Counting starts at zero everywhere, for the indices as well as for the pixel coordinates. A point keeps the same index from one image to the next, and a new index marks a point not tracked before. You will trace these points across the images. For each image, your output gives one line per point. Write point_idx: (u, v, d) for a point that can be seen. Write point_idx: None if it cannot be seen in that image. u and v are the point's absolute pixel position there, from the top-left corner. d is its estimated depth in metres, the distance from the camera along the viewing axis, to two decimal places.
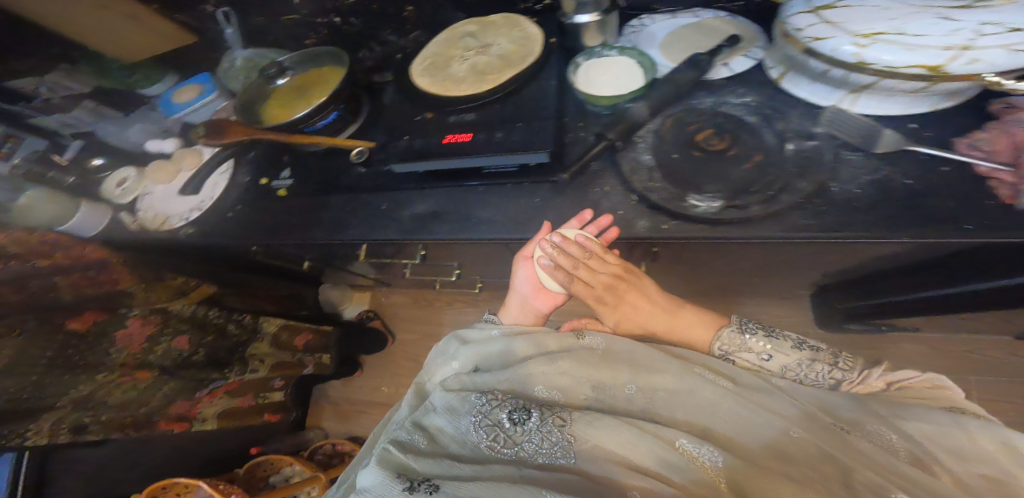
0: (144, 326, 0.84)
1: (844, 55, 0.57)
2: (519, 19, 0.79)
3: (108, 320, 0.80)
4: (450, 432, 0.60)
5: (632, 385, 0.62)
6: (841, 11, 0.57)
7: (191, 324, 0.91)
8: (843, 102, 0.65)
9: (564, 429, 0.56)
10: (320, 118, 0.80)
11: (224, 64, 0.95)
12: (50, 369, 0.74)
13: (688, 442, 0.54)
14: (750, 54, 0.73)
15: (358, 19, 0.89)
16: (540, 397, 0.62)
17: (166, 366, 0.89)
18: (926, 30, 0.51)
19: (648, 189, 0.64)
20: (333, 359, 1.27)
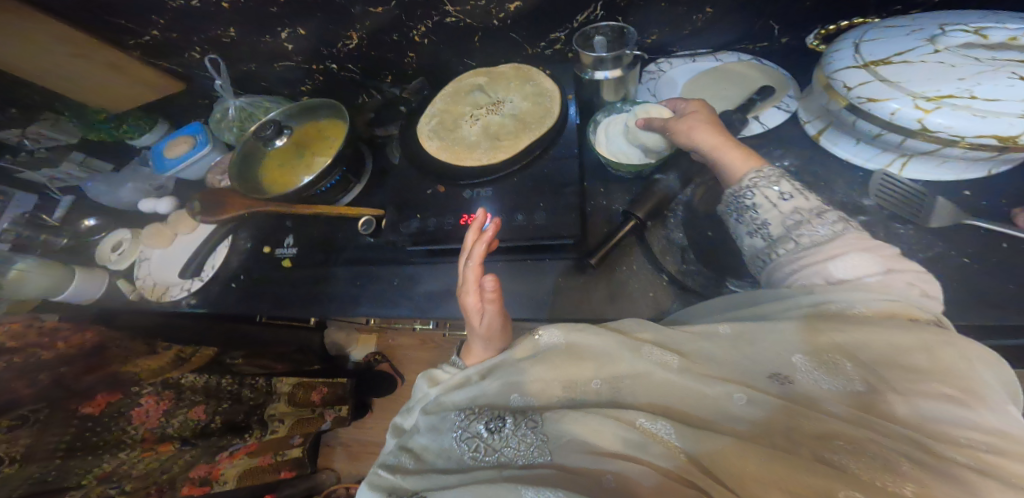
0: (160, 401, 0.77)
1: (903, 120, 0.51)
2: (534, 72, 0.74)
3: (125, 400, 0.72)
4: (434, 448, 0.49)
5: (597, 377, 0.48)
6: (900, 68, 0.51)
7: (207, 393, 0.86)
8: (891, 165, 0.60)
9: (540, 430, 0.45)
10: (324, 184, 0.74)
11: (216, 114, 0.90)
12: (73, 454, 0.65)
13: (650, 420, 0.42)
14: (780, 106, 0.68)
15: (356, 66, 0.83)
16: (515, 407, 0.48)
17: (187, 437, 0.83)
18: (1003, 93, 0.46)
19: (680, 273, 0.61)
20: (350, 411, 1.27)
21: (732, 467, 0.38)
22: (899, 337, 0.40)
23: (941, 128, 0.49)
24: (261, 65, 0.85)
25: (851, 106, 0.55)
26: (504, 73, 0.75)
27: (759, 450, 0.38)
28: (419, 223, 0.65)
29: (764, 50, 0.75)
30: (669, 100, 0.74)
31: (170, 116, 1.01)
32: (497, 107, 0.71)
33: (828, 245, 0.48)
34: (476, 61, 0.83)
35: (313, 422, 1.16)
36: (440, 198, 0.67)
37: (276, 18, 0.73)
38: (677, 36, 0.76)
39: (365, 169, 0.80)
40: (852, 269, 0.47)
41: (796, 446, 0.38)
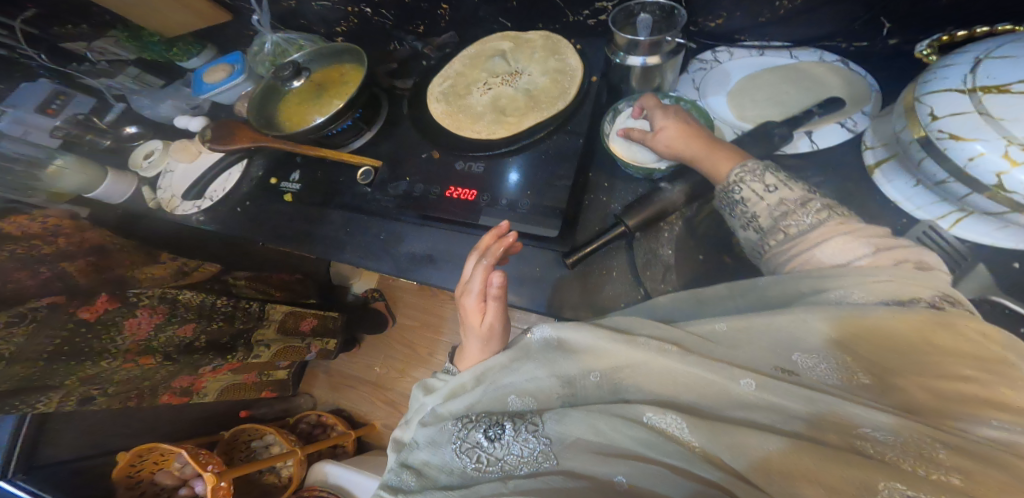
0: (153, 317, 0.80)
1: (980, 169, 0.42)
2: (562, 44, 0.71)
3: (118, 310, 0.75)
4: (437, 465, 0.45)
5: (595, 371, 0.46)
6: (1013, 102, 0.40)
7: (199, 312, 0.87)
8: (942, 219, 0.51)
9: (541, 432, 0.42)
10: (334, 128, 0.73)
11: (256, 46, 0.91)
12: (58, 356, 0.70)
13: (657, 414, 0.40)
14: (844, 123, 0.58)
15: (389, 12, 0.80)
16: (514, 410, 0.46)
17: (170, 353, 0.86)
18: None
19: (656, 287, 0.59)
20: (338, 346, 1.31)
21: (777, 474, 0.35)
22: (885, 321, 0.39)
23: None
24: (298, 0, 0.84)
25: (927, 140, 0.46)
26: (532, 42, 0.74)
27: (782, 446, 0.35)
28: (407, 187, 0.70)
29: (858, 50, 0.64)
30: (712, 98, 0.65)
31: (217, 39, 1.04)
32: (514, 78, 0.71)
33: (814, 233, 0.47)
34: (513, 23, 0.77)
35: (299, 351, 1.19)
36: (433, 162, 0.71)
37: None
38: (748, 22, 0.65)
39: (377, 119, 0.77)
40: (841, 253, 0.45)
41: (823, 434, 0.36)
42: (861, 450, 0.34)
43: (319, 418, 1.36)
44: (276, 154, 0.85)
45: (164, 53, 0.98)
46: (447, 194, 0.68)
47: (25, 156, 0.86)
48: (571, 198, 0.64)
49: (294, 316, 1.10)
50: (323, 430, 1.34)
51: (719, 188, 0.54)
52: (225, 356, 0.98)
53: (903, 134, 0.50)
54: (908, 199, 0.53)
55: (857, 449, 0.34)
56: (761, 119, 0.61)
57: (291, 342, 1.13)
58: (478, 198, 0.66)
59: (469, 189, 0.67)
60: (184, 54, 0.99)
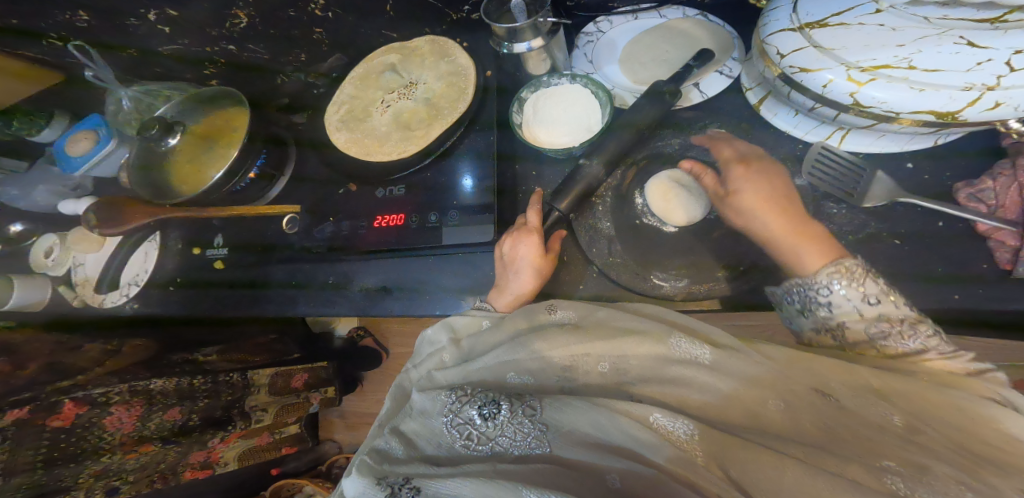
0: (131, 409, 0.81)
1: (836, 92, 0.46)
2: (448, 45, 0.70)
3: (91, 412, 0.76)
4: (426, 430, 0.44)
5: (604, 361, 0.46)
6: (835, 33, 0.45)
7: (180, 396, 0.88)
8: (830, 138, 0.56)
9: (539, 418, 0.41)
10: (242, 182, 0.69)
11: (112, 105, 0.83)
12: (49, 462, 0.73)
13: (664, 416, 0.39)
14: (722, 71, 0.62)
15: (260, 45, 0.74)
16: (512, 387, 0.46)
17: (169, 436, 0.90)
18: (945, 61, 0.40)
19: (607, 266, 0.61)
20: (336, 391, 1.31)
21: (741, 462, 0.36)
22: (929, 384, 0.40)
23: (876, 102, 0.44)
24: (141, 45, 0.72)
25: (785, 76, 0.50)
26: (417, 50, 0.72)
27: (755, 447, 0.36)
28: (332, 227, 0.67)
29: None
30: (607, 68, 0.66)
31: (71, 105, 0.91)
32: (411, 90, 0.70)
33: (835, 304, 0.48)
34: (396, 34, 0.75)
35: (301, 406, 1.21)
36: (354, 195, 0.68)
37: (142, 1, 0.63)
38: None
39: (286, 164, 0.74)
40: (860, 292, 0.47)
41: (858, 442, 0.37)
42: (894, 492, 0.33)
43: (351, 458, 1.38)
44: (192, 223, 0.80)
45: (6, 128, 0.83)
46: (375, 225, 0.66)
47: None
48: (501, 199, 0.64)
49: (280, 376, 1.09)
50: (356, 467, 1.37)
51: (798, 283, 0.50)
52: (222, 429, 1.01)
53: (766, 75, 0.53)
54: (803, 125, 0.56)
55: (880, 479, 0.34)
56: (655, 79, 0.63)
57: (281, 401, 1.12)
58: (408, 220, 0.64)
59: (394, 214, 0.65)
60: (30, 126, 0.85)
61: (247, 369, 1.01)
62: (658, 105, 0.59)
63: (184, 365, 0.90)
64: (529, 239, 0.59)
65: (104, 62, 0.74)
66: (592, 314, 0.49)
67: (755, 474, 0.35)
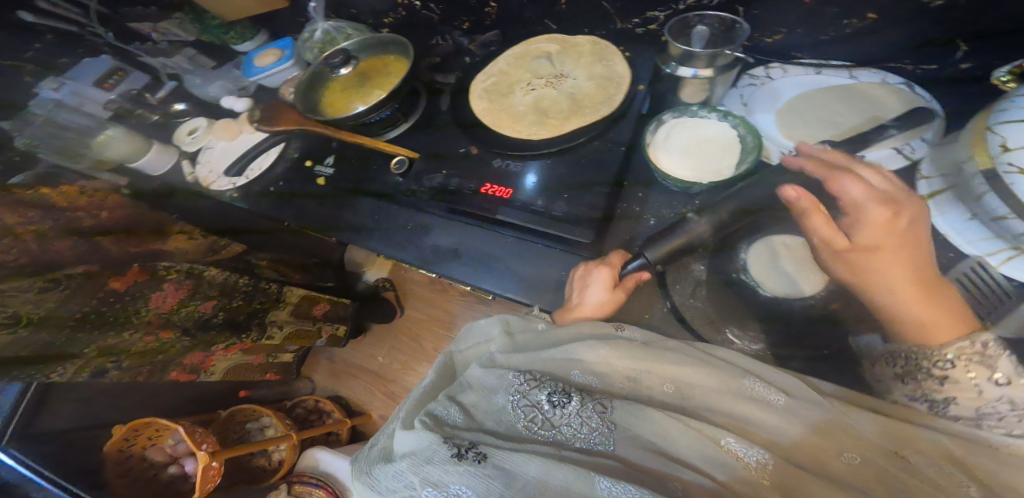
0: (179, 290, 0.81)
1: None
2: (608, 50, 0.71)
3: (146, 283, 0.77)
4: (485, 406, 0.45)
5: (667, 383, 0.46)
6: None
7: (222, 291, 0.88)
8: (991, 255, 0.47)
9: (608, 417, 0.43)
10: (373, 117, 0.75)
11: (307, 32, 0.93)
12: (85, 327, 0.71)
13: (737, 442, 0.40)
14: (900, 149, 0.55)
15: (438, 7, 0.81)
16: (576, 383, 0.47)
17: (187, 327, 0.87)
18: None
19: (683, 304, 0.58)
20: (348, 334, 1.35)
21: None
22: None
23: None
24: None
25: (993, 173, 0.43)
26: (579, 46, 0.74)
27: (822, 488, 0.37)
28: (442, 180, 0.68)
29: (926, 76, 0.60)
30: (760, 115, 0.63)
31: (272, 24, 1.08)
32: (558, 81, 0.71)
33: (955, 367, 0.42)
34: (558, 26, 0.78)
35: (310, 336, 1.20)
36: (472, 158, 0.69)
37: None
38: (809, 41, 0.64)
39: (415, 112, 0.78)
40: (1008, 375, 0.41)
41: None
42: None
43: (318, 404, 1.35)
44: (312, 138, 0.86)
45: (222, 36, 1.05)
46: (481, 190, 0.66)
47: (77, 125, 0.90)
48: (605, 204, 0.61)
49: (307, 300, 1.11)
50: (317, 413, 1.34)
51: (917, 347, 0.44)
52: (239, 334, 0.98)
53: (966, 165, 0.46)
54: (955, 231, 0.49)
55: None
56: (809, 139, 0.59)
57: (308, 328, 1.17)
58: (512, 197, 0.64)
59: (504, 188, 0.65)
60: (240, 37, 1.05)
61: (285, 285, 1.03)
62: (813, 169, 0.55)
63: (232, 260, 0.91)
64: (599, 273, 0.57)
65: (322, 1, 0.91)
66: (666, 344, 0.50)
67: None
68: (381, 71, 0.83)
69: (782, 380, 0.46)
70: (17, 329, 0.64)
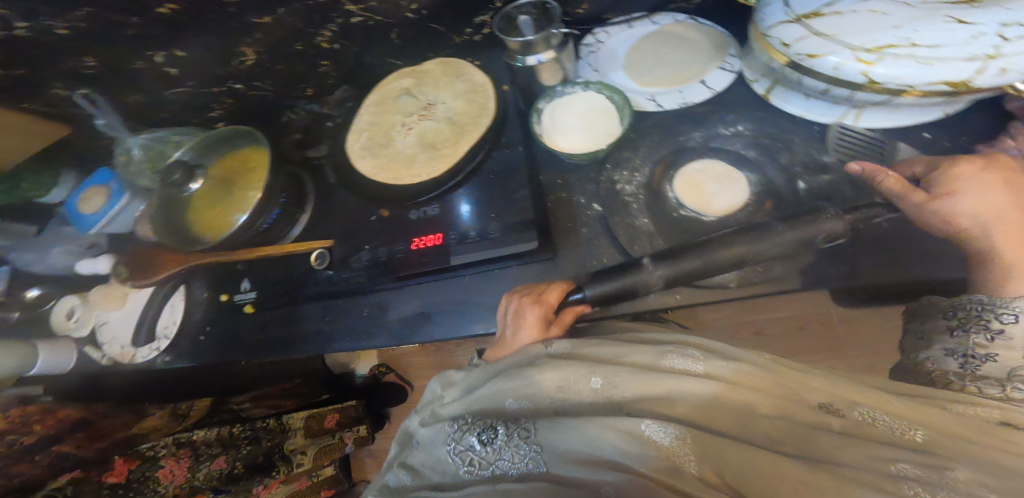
0: (179, 459, 0.89)
1: (848, 73, 0.50)
2: (460, 65, 0.71)
3: (142, 466, 0.84)
4: (427, 459, 0.48)
5: (596, 376, 0.46)
6: (832, 21, 0.51)
7: (222, 444, 0.97)
8: (844, 118, 0.57)
9: (533, 440, 0.44)
10: (266, 219, 0.69)
11: (121, 154, 0.79)
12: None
13: (653, 423, 0.41)
14: (724, 67, 0.65)
15: (265, 83, 0.74)
16: (511, 412, 0.48)
17: (216, 486, 0.96)
18: (943, 37, 0.46)
19: (647, 260, 0.59)
20: (369, 428, 1.35)
21: (732, 463, 0.39)
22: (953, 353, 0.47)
23: (890, 79, 0.49)
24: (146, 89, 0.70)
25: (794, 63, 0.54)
26: (429, 72, 0.73)
27: (728, 447, 0.40)
28: (370, 255, 0.66)
29: None
30: (613, 75, 0.69)
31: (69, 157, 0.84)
32: (430, 111, 0.70)
33: None
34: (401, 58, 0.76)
35: (333, 447, 1.26)
36: (386, 222, 0.67)
37: (136, 29, 0.60)
38: (609, 3, 0.71)
39: (308, 199, 0.74)
40: None
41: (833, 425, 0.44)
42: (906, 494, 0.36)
43: None
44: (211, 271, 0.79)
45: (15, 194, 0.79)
46: (413, 247, 0.64)
47: None
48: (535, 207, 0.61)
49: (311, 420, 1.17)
50: None
51: None
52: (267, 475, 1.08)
53: (774, 63, 0.57)
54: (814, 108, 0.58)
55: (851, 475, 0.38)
56: (659, 81, 0.67)
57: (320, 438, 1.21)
58: (447, 238, 0.63)
59: (431, 235, 0.64)
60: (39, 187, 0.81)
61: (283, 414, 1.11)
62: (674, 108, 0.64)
63: (224, 413, 0.97)
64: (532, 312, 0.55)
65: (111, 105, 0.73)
66: (591, 347, 0.50)
67: (743, 473, 0.38)
68: (241, 169, 0.74)
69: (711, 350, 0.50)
70: None
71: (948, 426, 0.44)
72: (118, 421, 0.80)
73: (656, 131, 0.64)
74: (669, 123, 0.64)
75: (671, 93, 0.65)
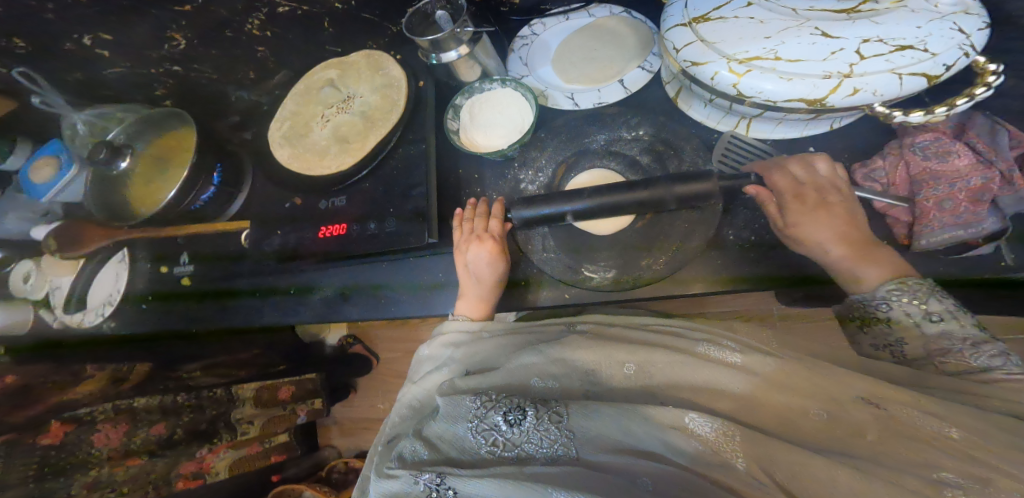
0: (117, 426, 0.90)
1: (723, 83, 0.52)
2: (382, 58, 0.73)
3: (77, 429, 0.84)
4: (449, 436, 0.48)
5: (629, 363, 0.52)
6: (717, 27, 0.52)
7: (164, 412, 0.98)
8: (738, 126, 0.60)
9: (566, 424, 0.45)
10: (194, 197, 0.72)
11: (67, 129, 0.84)
12: (44, 476, 0.79)
13: (699, 417, 0.45)
14: (644, 65, 0.66)
15: (205, 65, 0.78)
16: (537, 390, 0.51)
17: (154, 449, 0.96)
18: (804, 52, 0.47)
19: (542, 261, 0.63)
20: (325, 402, 1.38)
21: (776, 462, 0.41)
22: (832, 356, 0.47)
23: (755, 91, 0.50)
24: (87, 70, 0.74)
25: (683, 69, 0.56)
26: (355, 64, 0.75)
27: (777, 446, 0.42)
28: (279, 241, 0.69)
29: None
30: (540, 69, 0.71)
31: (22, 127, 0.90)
32: (348, 104, 0.72)
33: None
34: (338, 48, 0.80)
35: (287, 418, 1.28)
36: (300, 209, 0.70)
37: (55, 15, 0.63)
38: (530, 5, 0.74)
39: (244, 179, 0.78)
40: None
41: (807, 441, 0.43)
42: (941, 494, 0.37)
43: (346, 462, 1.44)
44: (152, 246, 0.84)
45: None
46: (321, 235, 0.68)
47: None
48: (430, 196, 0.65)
49: (262, 389, 1.19)
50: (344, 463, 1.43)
51: None
52: (208, 440, 1.08)
53: (673, 68, 0.59)
54: (701, 117, 0.62)
55: (927, 485, 0.38)
56: (582, 78, 0.68)
57: (270, 411, 1.23)
58: (349, 230, 0.66)
59: (335, 225, 0.67)
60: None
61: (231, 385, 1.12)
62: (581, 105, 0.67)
63: (169, 382, 0.98)
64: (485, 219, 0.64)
65: (52, 86, 0.77)
66: (581, 340, 0.55)
67: (795, 471, 0.40)
68: (173, 149, 0.78)
69: (650, 338, 0.57)
70: None
71: (976, 436, 0.41)
72: (51, 386, 0.81)
73: (565, 132, 0.67)
74: (579, 124, 0.67)
75: (588, 92, 0.67)
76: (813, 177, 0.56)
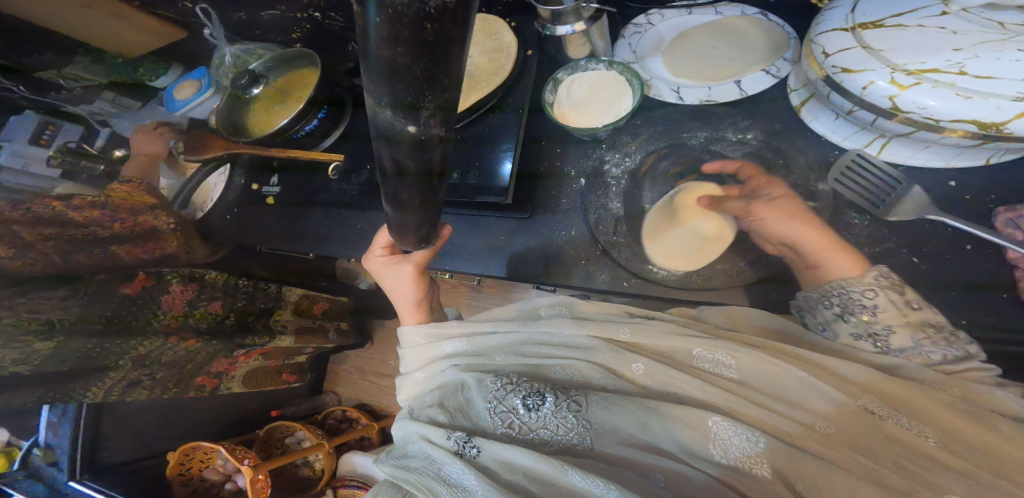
0: (186, 291, 0.82)
1: (875, 96, 0.46)
2: (499, 25, 0.76)
3: (155, 286, 0.77)
4: (464, 406, 0.47)
5: (639, 361, 0.45)
6: (889, 35, 0.45)
7: (226, 291, 0.89)
8: (870, 146, 0.55)
9: (584, 415, 0.42)
10: (302, 127, 0.78)
11: (216, 59, 0.89)
12: (110, 333, 0.72)
13: (724, 421, 0.39)
14: (768, 70, 0.63)
15: (341, 14, 0.85)
16: (558, 380, 0.47)
17: (204, 333, 0.87)
18: (1000, 67, 0.40)
19: (612, 244, 0.62)
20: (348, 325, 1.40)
21: None
22: None
23: (915, 107, 0.44)
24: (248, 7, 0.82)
25: (827, 77, 0.50)
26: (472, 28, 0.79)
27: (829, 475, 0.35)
28: None
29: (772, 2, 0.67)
30: (650, 60, 0.69)
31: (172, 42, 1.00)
32: None
33: None
34: None
35: (316, 336, 1.24)
36: None
37: None
38: None
39: (344, 118, 0.84)
40: None
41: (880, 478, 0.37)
42: None
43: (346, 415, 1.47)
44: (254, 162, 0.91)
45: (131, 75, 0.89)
46: None
47: None
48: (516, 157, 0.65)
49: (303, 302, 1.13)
50: (352, 420, 1.47)
51: None
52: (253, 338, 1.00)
53: (812, 75, 0.53)
54: (821, 129, 0.58)
55: None
56: (694, 74, 0.66)
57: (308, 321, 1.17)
58: None
59: None
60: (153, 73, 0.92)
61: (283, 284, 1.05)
62: (686, 100, 0.65)
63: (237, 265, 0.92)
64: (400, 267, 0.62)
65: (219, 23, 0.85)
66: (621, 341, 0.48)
67: None
68: (294, 82, 0.85)
69: (671, 346, 0.47)
70: (53, 334, 0.66)
71: None
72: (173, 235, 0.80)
73: (662, 123, 0.66)
74: (681, 117, 0.66)
75: (697, 89, 0.65)
76: (928, 231, 0.53)
